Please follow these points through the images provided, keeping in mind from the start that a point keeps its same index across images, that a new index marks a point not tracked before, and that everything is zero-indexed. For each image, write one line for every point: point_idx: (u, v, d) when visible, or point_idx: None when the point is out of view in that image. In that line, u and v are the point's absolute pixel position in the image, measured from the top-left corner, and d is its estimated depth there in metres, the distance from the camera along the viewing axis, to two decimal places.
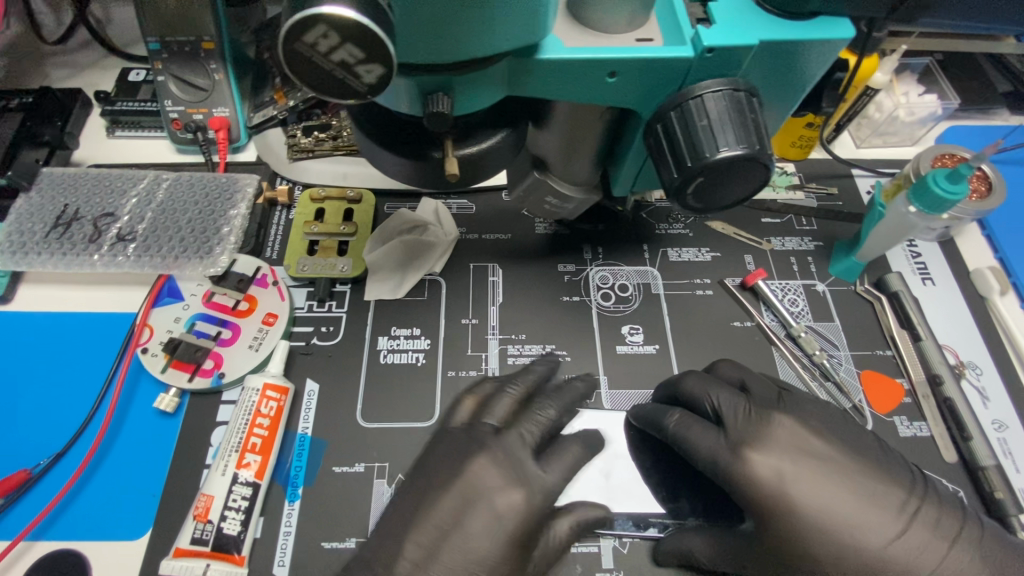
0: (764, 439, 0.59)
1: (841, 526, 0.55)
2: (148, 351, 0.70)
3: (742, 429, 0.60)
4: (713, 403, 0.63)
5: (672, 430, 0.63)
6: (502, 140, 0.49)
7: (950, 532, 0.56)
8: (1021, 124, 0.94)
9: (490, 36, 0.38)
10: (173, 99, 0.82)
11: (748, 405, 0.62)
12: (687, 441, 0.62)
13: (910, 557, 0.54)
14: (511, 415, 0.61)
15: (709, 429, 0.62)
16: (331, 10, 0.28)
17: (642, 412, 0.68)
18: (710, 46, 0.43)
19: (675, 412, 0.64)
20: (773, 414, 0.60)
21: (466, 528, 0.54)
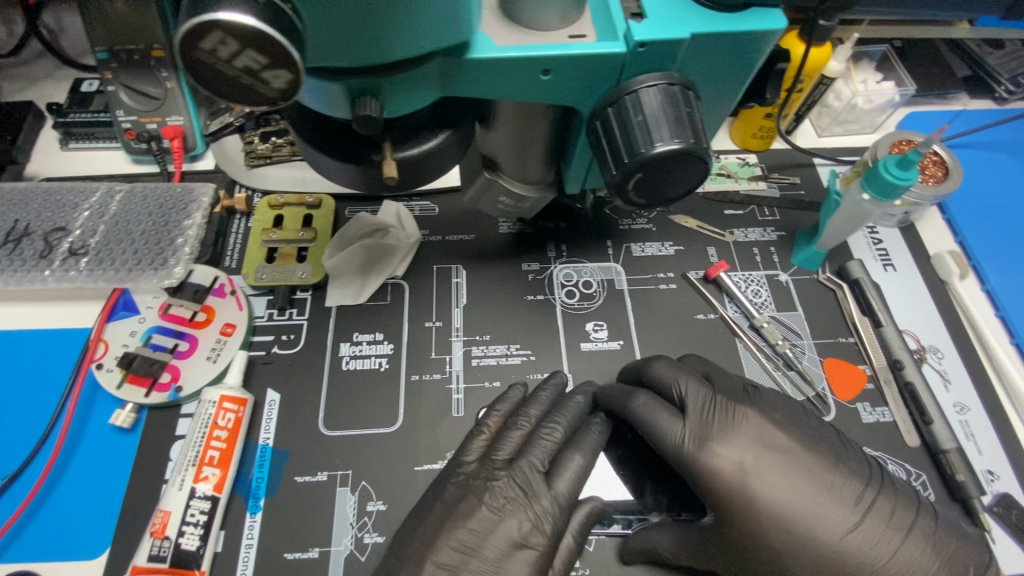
0: (728, 432, 0.60)
1: (798, 519, 0.56)
2: (103, 366, 0.69)
3: (705, 420, 0.61)
4: (682, 391, 0.64)
5: (638, 412, 0.64)
6: (445, 141, 0.48)
7: (904, 525, 0.57)
8: (981, 108, 0.95)
9: (414, 38, 0.37)
10: (125, 109, 0.80)
11: (713, 396, 0.63)
12: (654, 425, 0.63)
13: (864, 549, 0.56)
14: (519, 448, 0.63)
15: (675, 417, 0.63)
16: (226, 16, 0.28)
17: (608, 394, 0.68)
18: (640, 40, 0.42)
19: (642, 394, 0.65)
20: (739, 407, 0.62)
21: (484, 550, 0.56)
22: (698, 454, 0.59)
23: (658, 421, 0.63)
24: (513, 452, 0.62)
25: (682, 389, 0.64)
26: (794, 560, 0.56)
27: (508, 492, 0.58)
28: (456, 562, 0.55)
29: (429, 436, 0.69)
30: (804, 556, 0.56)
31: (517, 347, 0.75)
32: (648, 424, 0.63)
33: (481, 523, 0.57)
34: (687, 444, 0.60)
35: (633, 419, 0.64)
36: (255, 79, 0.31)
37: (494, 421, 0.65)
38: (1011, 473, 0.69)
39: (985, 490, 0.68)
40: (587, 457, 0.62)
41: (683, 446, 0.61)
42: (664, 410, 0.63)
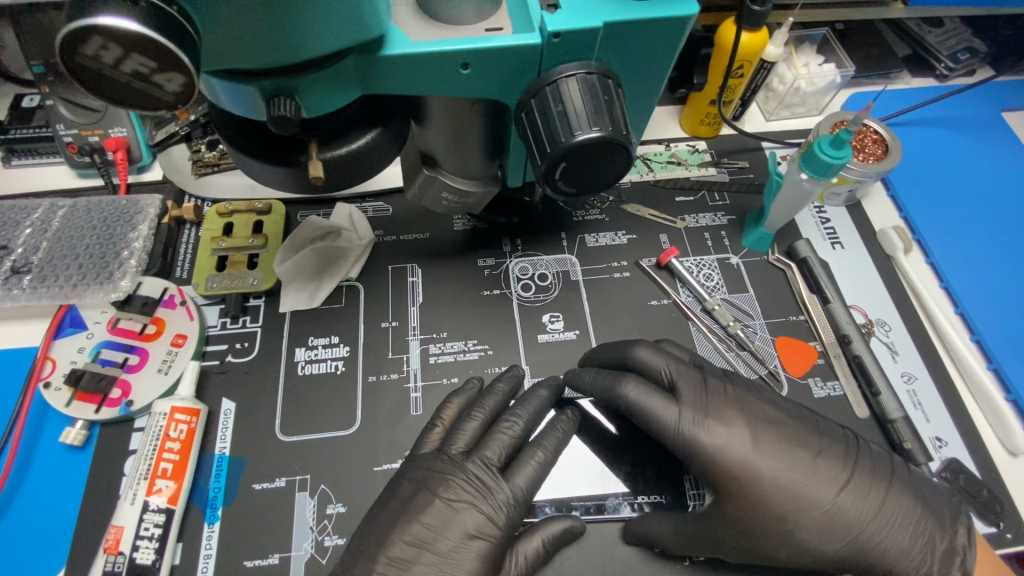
0: (723, 412, 0.60)
1: (795, 483, 0.57)
2: (51, 385, 0.67)
3: (700, 398, 0.62)
4: (668, 374, 0.65)
5: (628, 397, 0.63)
6: (374, 140, 0.48)
7: (886, 478, 0.59)
8: (922, 85, 0.97)
9: (320, 37, 0.37)
10: (65, 122, 0.78)
11: (703, 377, 0.64)
12: (644, 409, 0.62)
13: (856, 506, 0.57)
14: (475, 439, 0.64)
15: (668, 402, 0.62)
16: (109, 22, 0.29)
17: (589, 382, 0.67)
18: (555, 31, 0.43)
19: (630, 380, 0.64)
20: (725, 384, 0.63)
21: (437, 546, 0.57)
22: (695, 432, 0.59)
23: (652, 405, 0.62)
24: (467, 445, 0.64)
25: (672, 371, 0.65)
26: (801, 524, 0.56)
27: (466, 487, 0.60)
28: (409, 557, 0.56)
29: (387, 436, 0.69)
30: (811, 519, 0.56)
31: (474, 342, 0.75)
32: (640, 407, 0.63)
33: (435, 518, 0.58)
34: (685, 420, 0.60)
35: (624, 404, 0.63)
36: (146, 83, 0.33)
37: (448, 415, 0.66)
38: (958, 438, 0.71)
39: (934, 456, 0.70)
40: (543, 451, 0.63)
41: (681, 424, 0.60)
42: (657, 394, 0.63)
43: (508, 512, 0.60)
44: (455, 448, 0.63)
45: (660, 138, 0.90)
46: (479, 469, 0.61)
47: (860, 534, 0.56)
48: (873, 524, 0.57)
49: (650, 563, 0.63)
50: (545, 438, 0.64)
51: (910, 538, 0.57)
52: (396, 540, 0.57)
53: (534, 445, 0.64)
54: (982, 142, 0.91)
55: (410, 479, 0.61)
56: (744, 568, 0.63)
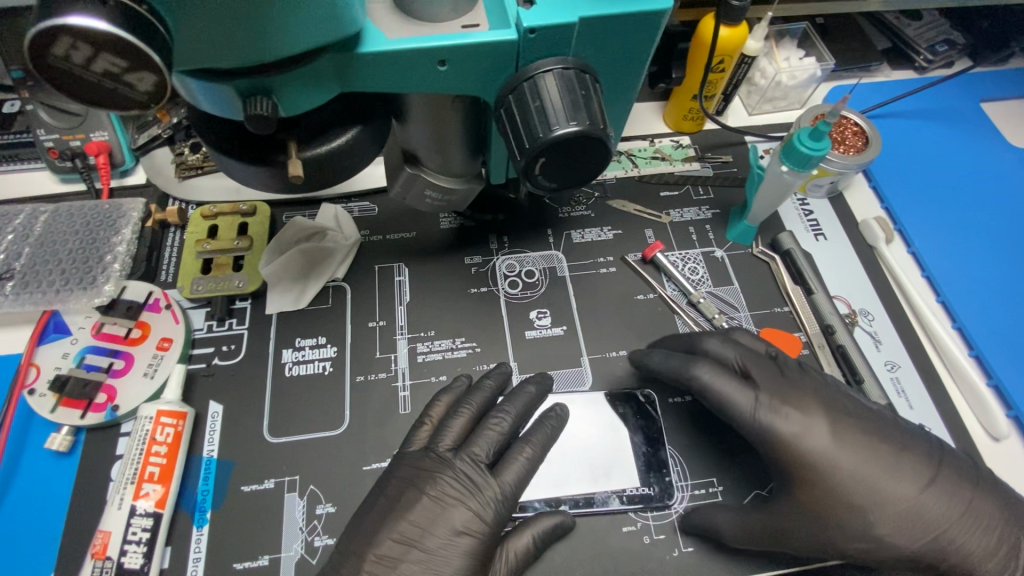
0: (799, 398, 0.62)
1: (879, 478, 0.58)
2: (35, 391, 0.67)
3: (777, 385, 0.63)
4: (742, 362, 0.65)
5: (705, 381, 0.63)
6: (355, 138, 0.48)
7: (972, 478, 0.60)
8: (902, 77, 0.98)
9: (294, 36, 0.37)
10: (45, 127, 0.77)
11: (779, 367, 0.65)
12: (718, 393, 0.63)
13: (939, 506, 0.57)
14: (465, 434, 0.65)
15: (744, 388, 0.62)
16: (80, 22, 0.29)
17: (659, 367, 0.67)
18: (530, 26, 0.43)
19: (705, 365, 0.64)
20: (801, 372, 0.64)
21: (426, 544, 0.57)
22: (772, 419, 0.60)
23: (727, 390, 0.62)
24: (457, 441, 0.64)
25: (743, 358, 0.66)
26: (880, 519, 0.57)
27: (456, 483, 0.60)
28: (397, 554, 0.56)
29: (376, 435, 0.69)
30: (889, 514, 0.57)
31: (462, 340, 0.75)
32: (714, 391, 0.63)
33: (423, 515, 0.59)
34: (762, 406, 0.61)
35: (698, 387, 0.64)
36: (118, 83, 0.33)
37: (437, 412, 0.66)
38: (942, 424, 0.72)
39: None
40: (532, 447, 0.63)
41: (755, 410, 0.61)
42: (731, 379, 0.63)
43: (497, 509, 0.60)
44: (443, 445, 0.63)
45: (645, 134, 0.91)
46: (468, 466, 0.62)
47: (939, 534, 0.57)
48: (956, 525, 0.57)
49: (641, 555, 0.63)
50: (533, 434, 0.64)
51: (990, 541, 0.57)
52: (384, 539, 0.57)
53: (524, 442, 0.64)
54: (962, 133, 0.92)
55: (400, 475, 0.61)
56: (735, 560, 0.63)
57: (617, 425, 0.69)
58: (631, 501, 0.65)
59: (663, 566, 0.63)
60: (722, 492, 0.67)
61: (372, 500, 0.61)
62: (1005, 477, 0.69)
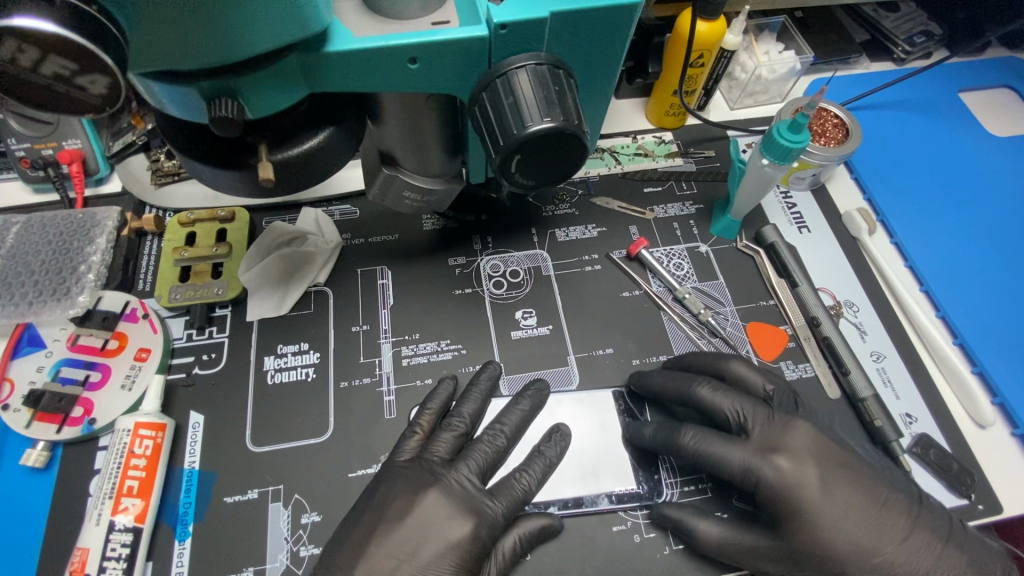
0: (789, 439, 0.62)
1: (857, 530, 0.59)
2: (10, 407, 0.65)
3: (768, 430, 0.63)
4: (734, 410, 0.65)
5: (690, 447, 0.63)
6: (328, 139, 0.47)
7: (943, 533, 0.59)
8: (881, 69, 0.99)
9: (253, 35, 0.36)
10: (16, 136, 0.76)
11: (770, 412, 0.64)
12: (709, 454, 0.63)
13: (911, 558, 0.58)
14: (456, 452, 0.65)
15: (729, 441, 0.63)
16: (24, 23, 0.29)
17: (648, 437, 0.66)
18: (501, 22, 0.43)
19: (689, 429, 0.64)
20: (795, 418, 0.63)
21: (421, 558, 0.57)
22: (761, 465, 0.61)
23: (718, 450, 0.62)
24: (450, 454, 0.64)
25: (737, 406, 0.65)
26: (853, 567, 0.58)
27: (444, 493, 0.61)
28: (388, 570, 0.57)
29: (362, 441, 0.68)
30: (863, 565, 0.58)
31: (448, 342, 0.74)
32: (703, 454, 0.63)
33: (411, 530, 0.59)
34: (750, 455, 0.62)
35: (688, 455, 0.63)
36: (69, 85, 0.34)
37: (427, 420, 0.66)
38: (927, 413, 0.72)
39: (904, 432, 0.70)
40: (529, 476, 0.64)
41: (750, 459, 0.61)
42: (716, 437, 0.64)
43: (491, 523, 0.60)
44: (433, 459, 0.63)
45: (627, 130, 0.91)
46: (464, 476, 0.63)
47: None
48: None
49: (632, 556, 0.62)
50: (529, 467, 0.64)
51: None
52: (377, 555, 0.57)
53: (522, 469, 0.64)
54: (940, 122, 0.93)
55: (388, 485, 0.61)
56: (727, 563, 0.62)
57: (607, 425, 0.70)
58: (620, 500, 0.65)
59: (654, 563, 0.62)
60: (711, 488, 0.67)
61: (359, 510, 0.60)
62: (991, 464, 0.69)
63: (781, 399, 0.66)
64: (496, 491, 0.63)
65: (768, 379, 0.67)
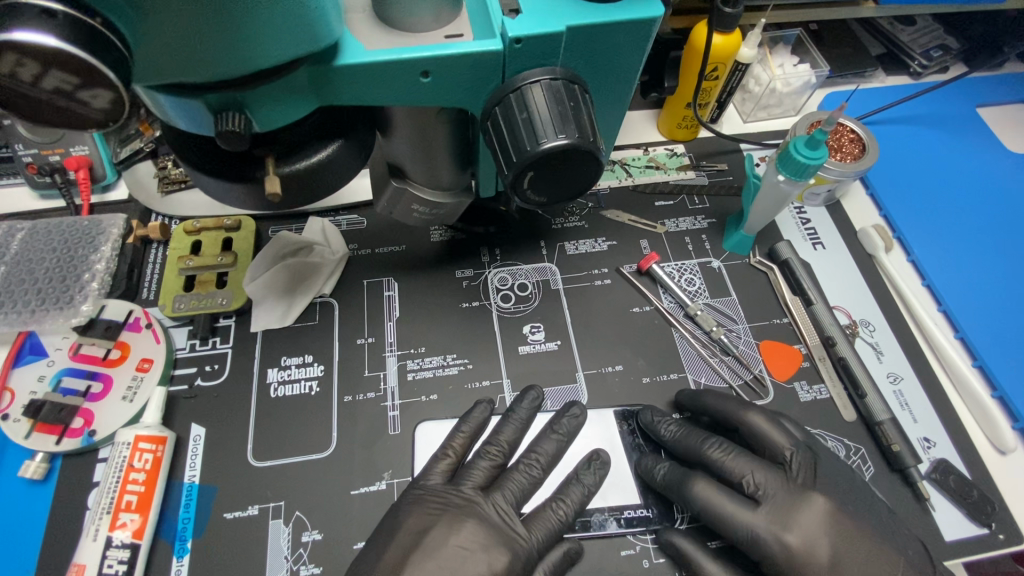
0: (801, 517, 0.59)
1: None
2: (9, 417, 0.65)
3: (781, 503, 0.60)
4: (750, 478, 0.62)
5: (700, 500, 0.61)
6: (337, 152, 0.46)
7: None
8: (897, 83, 0.97)
9: (262, 46, 0.35)
10: (24, 142, 0.76)
11: (785, 483, 0.61)
12: (720, 513, 0.60)
13: None
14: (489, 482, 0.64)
15: (743, 506, 0.60)
16: (26, 38, 0.28)
17: (658, 476, 0.64)
18: (516, 36, 0.42)
19: (701, 480, 0.62)
20: (811, 493, 0.60)
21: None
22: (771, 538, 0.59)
23: (726, 510, 0.60)
24: (483, 484, 0.64)
25: (749, 471, 0.62)
26: None
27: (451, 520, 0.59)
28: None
29: (365, 457, 0.66)
30: None
31: (454, 357, 0.73)
32: (711, 512, 0.60)
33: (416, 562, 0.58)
34: (761, 526, 0.59)
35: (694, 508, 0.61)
36: (71, 100, 0.32)
37: (460, 444, 0.64)
38: (947, 438, 0.70)
39: (922, 457, 0.68)
40: None
41: (761, 530, 0.59)
42: (729, 497, 0.61)
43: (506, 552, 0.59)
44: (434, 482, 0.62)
45: (638, 142, 0.89)
46: (495, 503, 0.62)
47: None
48: None
49: None
50: (567, 493, 0.63)
51: None
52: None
53: (558, 498, 0.63)
54: (959, 137, 0.91)
55: (419, 511, 0.60)
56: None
57: (615, 445, 0.68)
58: (629, 524, 0.64)
59: None
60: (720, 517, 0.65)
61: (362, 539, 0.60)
62: (1012, 491, 0.67)
63: (799, 466, 0.62)
64: (531, 520, 0.62)
65: (787, 439, 0.63)
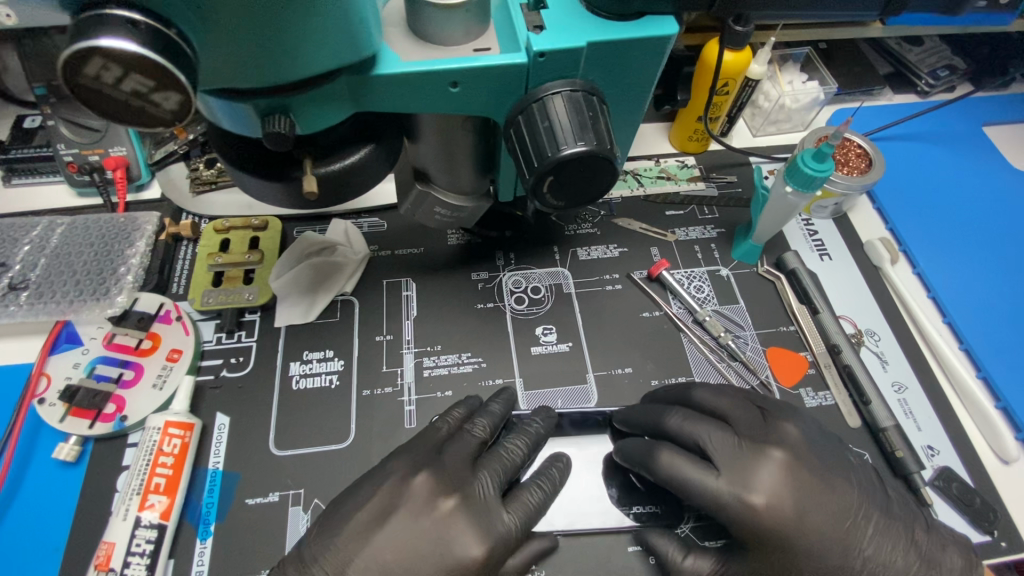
0: (758, 477, 0.57)
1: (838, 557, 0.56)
2: (45, 401, 0.68)
3: (736, 461, 0.59)
4: (702, 440, 0.62)
5: (664, 468, 0.61)
6: (368, 155, 0.49)
7: None
8: (904, 101, 1.00)
9: (308, 54, 0.38)
10: (65, 142, 0.79)
11: (738, 439, 0.60)
12: (683, 479, 0.60)
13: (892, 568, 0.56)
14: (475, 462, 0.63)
15: (701, 468, 0.59)
16: (111, 44, 0.31)
17: (628, 452, 0.66)
18: (540, 50, 0.45)
19: (664, 448, 0.62)
20: (766, 448, 0.58)
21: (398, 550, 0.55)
22: (741, 495, 0.56)
23: (689, 475, 0.59)
24: (473, 459, 0.62)
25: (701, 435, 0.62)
26: None
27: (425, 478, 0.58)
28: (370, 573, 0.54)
29: (381, 450, 0.69)
30: None
31: (469, 355, 0.75)
32: (677, 479, 0.60)
33: (407, 524, 0.56)
34: (723, 488, 0.57)
35: (662, 477, 0.61)
36: (145, 101, 0.35)
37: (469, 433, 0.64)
38: (950, 447, 0.71)
39: (926, 465, 0.70)
40: (544, 485, 0.63)
41: (721, 492, 0.57)
42: (692, 462, 0.60)
43: (503, 538, 0.58)
44: None
45: (650, 154, 0.92)
46: (484, 482, 0.60)
47: None
48: None
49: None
50: (542, 477, 0.64)
51: None
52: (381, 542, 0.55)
53: (534, 482, 0.63)
54: (963, 155, 0.93)
55: None
56: None
57: None
58: (639, 519, 0.66)
59: None
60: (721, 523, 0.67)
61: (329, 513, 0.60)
62: (1015, 500, 0.68)
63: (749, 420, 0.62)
64: (510, 501, 0.61)
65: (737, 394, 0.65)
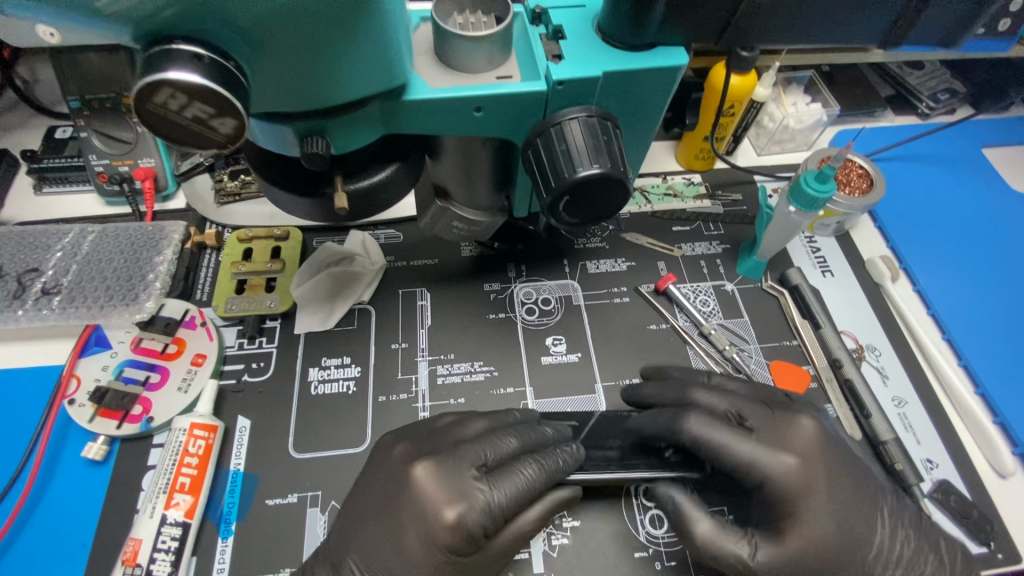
0: (791, 436, 0.62)
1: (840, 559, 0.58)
2: (75, 402, 0.70)
3: (771, 425, 0.63)
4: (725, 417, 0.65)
5: (693, 430, 0.63)
6: (394, 173, 0.52)
7: None
8: (905, 123, 1.03)
9: (348, 82, 0.41)
10: (97, 153, 0.83)
11: (771, 411, 0.64)
12: (714, 442, 0.62)
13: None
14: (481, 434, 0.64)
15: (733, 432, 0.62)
16: (177, 76, 0.34)
17: (649, 422, 0.67)
18: (559, 79, 0.49)
19: (694, 413, 0.64)
20: (799, 415, 0.63)
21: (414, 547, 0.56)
22: (765, 461, 0.60)
23: (719, 439, 0.62)
24: (460, 439, 0.63)
25: (728, 412, 0.65)
26: None
27: (440, 480, 0.58)
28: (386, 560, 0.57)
29: None
30: None
31: (481, 363, 0.78)
32: (706, 440, 0.62)
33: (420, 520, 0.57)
34: (756, 449, 0.61)
35: (688, 440, 0.63)
36: (204, 126, 0.38)
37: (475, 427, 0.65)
38: (949, 460, 0.73)
39: (925, 477, 0.71)
40: (537, 466, 0.62)
41: (755, 456, 0.60)
42: (723, 426, 0.63)
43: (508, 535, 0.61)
44: None
45: (658, 171, 0.95)
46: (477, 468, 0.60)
47: None
48: None
49: None
50: (542, 457, 0.64)
51: None
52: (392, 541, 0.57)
53: (531, 459, 0.63)
54: (961, 176, 0.96)
55: None
56: None
57: None
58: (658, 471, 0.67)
59: None
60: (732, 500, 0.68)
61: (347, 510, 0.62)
62: (1012, 513, 0.70)
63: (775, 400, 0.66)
64: (496, 478, 0.60)
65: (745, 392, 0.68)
